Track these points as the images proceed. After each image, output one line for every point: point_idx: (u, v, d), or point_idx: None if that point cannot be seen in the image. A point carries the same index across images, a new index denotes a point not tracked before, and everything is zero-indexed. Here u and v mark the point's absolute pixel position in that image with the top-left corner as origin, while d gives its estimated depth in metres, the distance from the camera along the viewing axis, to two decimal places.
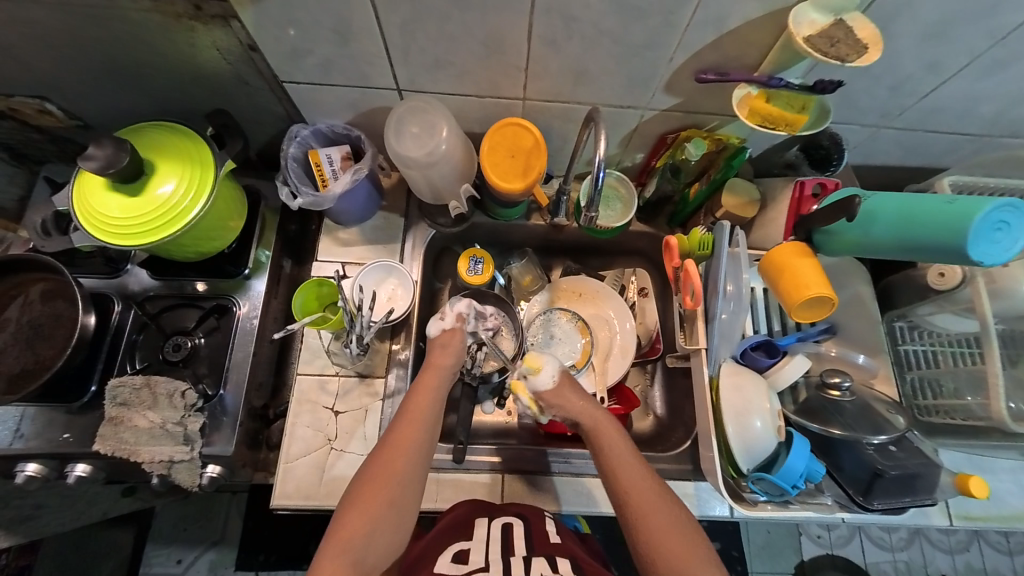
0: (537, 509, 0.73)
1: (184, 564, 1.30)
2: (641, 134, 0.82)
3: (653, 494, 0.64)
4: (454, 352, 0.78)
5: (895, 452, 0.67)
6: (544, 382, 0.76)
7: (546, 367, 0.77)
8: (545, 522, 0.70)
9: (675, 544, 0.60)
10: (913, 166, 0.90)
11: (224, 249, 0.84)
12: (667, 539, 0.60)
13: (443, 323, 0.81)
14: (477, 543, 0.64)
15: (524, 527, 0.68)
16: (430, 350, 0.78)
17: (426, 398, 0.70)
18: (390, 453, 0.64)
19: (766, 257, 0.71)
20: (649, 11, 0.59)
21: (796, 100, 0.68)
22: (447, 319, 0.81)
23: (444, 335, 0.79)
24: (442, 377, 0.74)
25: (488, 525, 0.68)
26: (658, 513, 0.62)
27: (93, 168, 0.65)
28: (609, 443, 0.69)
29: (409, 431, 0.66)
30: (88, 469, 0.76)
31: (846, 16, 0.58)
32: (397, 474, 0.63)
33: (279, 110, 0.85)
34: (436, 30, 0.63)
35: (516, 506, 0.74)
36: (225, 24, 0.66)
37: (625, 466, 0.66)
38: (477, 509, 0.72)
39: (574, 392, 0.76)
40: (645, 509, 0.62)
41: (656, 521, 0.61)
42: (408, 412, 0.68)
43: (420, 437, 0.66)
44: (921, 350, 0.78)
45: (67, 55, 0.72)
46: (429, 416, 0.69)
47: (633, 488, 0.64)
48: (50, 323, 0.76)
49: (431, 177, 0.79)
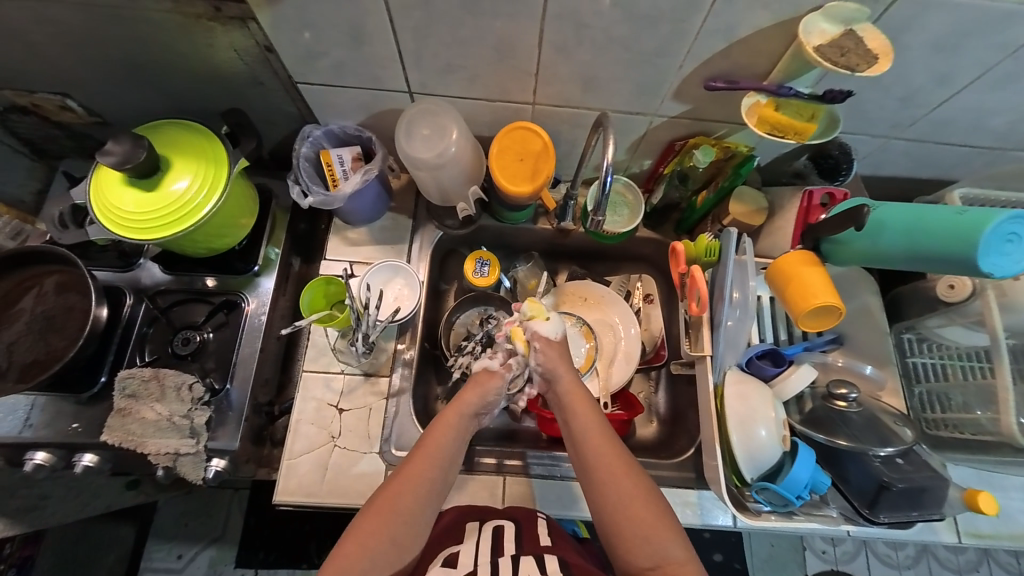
0: (529, 512, 0.74)
1: (184, 560, 1.31)
2: (649, 140, 0.83)
3: (620, 465, 0.63)
4: (482, 398, 0.72)
5: (902, 465, 0.65)
6: (548, 330, 0.74)
7: (553, 319, 0.76)
8: (537, 524, 0.71)
9: (639, 515, 0.59)
10: (923, 178, 0.89)
11: (235, 246, 0.86)
12: (633, 512, 0.60)
13: (489, 362, 0.75)
14: (466, 544, 0.65)
15: (514, 528, 0.68)
16: (468, 384, 0.73)
17: (446, 433, 0.67)
18: (393, 490, 0.62)
19: (773, 265, 0.70)
20: (659, 20, 0.59)
21: (804, 110, 0.68)
22: (497, 358, 0.75)
23: (484, 372, 0.74)
24: (462, 405, 0.70)
25: (479, 528, 0.68)
26: (624, 485, 0.61)
27: (110, 163, 0.66)
28: (579, 418, 0.68)
29: (419, 469, 0.64)
30: (95, 459, 0.77)
31: (857, 26, 0.58)
32: (402, 512, 0.61)
33: (293, 110, 0.86)
34: (448, 35, 0.64)
35: (509, 509, 0.75)
36: (243, 26, 0.68)
37: (594, 439, 0.66)
38: (467, 514, 0.73)
39: (562, 358, 0.74)
40: (611, 481, 0.62)
41: (621, 492, 0.61)
42: (422, 448, 0.66)
43: (430, 477, 0.64)
44: (930, 362, 0.76)
45: (90, 54, 0.74)
46: (444, 455, 0.66)
47: (600, 463, 0.63)
48: (63, 315, 0.77)
49: (440, 179, 0.80)
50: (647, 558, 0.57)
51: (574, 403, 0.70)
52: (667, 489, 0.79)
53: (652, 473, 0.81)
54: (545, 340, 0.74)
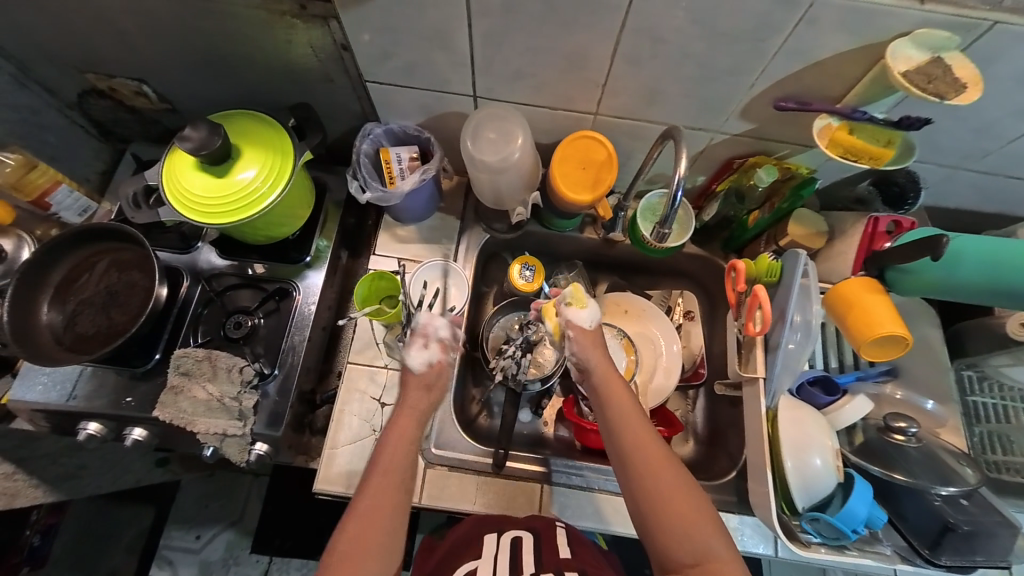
0: (548, 521, 0.73)
1: (201, 540, 1.32)
2: (706, 157, 0.82)
3: (659, 458, 0.61)
4: (434, 398, 0.72)
5: (966, 505, 0.63)
6: (584, 319, 0.75)
7: (591, 307, 0.76)
8: (556, 535, 0.70)
9: (681, 510, 0.57)
10: (987, 212, 0.86)
11: (290, 236, 0.88)
12: (673, 506, 0.58)
13: (428, 358, 0.73)
14: (486, 560, 0.64)
15: (533, 541, 0.68)
16: (405, 389, 0.72)
17: (401, 442, 0.65)
18: (373, 510, 0.58)
19: (833, 289, 0.69)
20: (738, 38, 0.59)
21: (879, 135, 0.67)
22: (430, 351, 0.73)
23: (430, 370, 0.73)
24: (423, 410, 0.70)
25: (498, 540, 0.67)
26: (663, 477, 0.60)
27: (187, 149, 0.69)
28: (617, 407, 0.67)
29: (384, 482, 0.61)
30: (144, 434, 0.80)
31: (945, 54, 0.56)
32: (389, 527, 0.58)
33: (356, 107, 0.88)
34: (522, 43, 0.65)
35: (527, 519, 0.74)
36: (325, 24, 0.70)
37: (632, 428, 0.64)
38: (485, 524, 0.72)
39: (599, 345, 0.74)
40: (650, 472, 0.60)
41: (658, 484, 0.59)
42: (381, 459, 0.63)
43: (395, 493, 0.60)
44: (992, 403, 0.74)
45: (175, 43, 0.77)
46: (401, 461, 0.63)
47: (635, 444, 0.63)
48: (125, 291, 0.81)
49: (497, 183, 0.80)
50: (688, 555, 0.56)
51: (613, 394, 0.69)
52: None
53: None
54: (579, 329, 0.74)
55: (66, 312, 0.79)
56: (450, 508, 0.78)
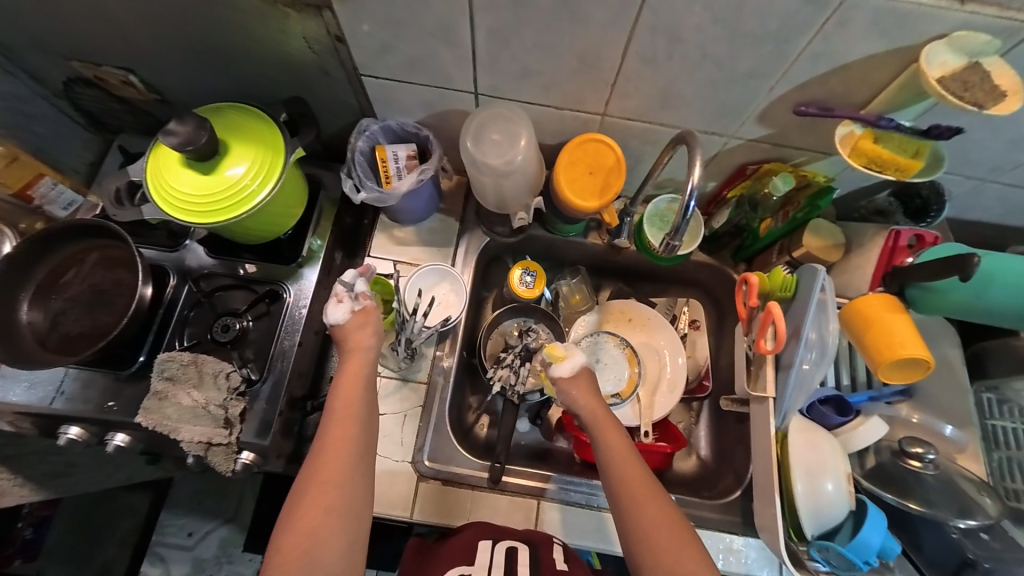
0: (545, 536, 0.70)
1: (195, 537, 1.25)
2: (720, 162, 0.78)
3: (643, 482, 0.59)
4: (377, 330, 0.70)
5: (988, 540, 0.61)
6: (565, 373, 0.67)
7: (573, 357, 0.68)
8: (553, 550, 0.67)
9: (661, 538, 0.55)
10: (1012, 226, 0.83)
11: (282, 234, 0.85)
12: (655, 534, 0.56)
13: (350, 308, 0.69)
14: (480, 569, 0.61)
15: (529, 553, 0.65)
16: (343, 342, 0.68)
17: (352, 407, 0.62)
18: (296, 545, 0.53)
19: (850, 306, 0.65)
20: (760, 39, 0.55)
21: (906, 145, 0.63)
22: (350, 303, 0.69)
23: (354, 319, 0.69)
24: (360, 408, 0.63)
25: (493, 549, 0.64)
26: (652, 514, 0.57)
27: (173, 144, 0.65)
28: (602, 429, 0.64)
29: (335, 454, 0.58)
30: (127, 440, 0.77)
31: (984, 60, 0.53)
32: (317, 567, 0.53)
33: (354, 103, 0.84)
34: (531, 39, 0.61)
35: (523, 531, 0.71)
36: (320, 15, 0.65)
37: (615, 448, 0.62)
38: (484, 531, 0.68)
39: (588, 386, 0.68)
40: (636, 509, 0.57)
41: (644, 519, 0.57)
42: (331, 430, 0.61)
43: (350, 468, 0.58)
44: (1012, 428, 0.70)
45: (165, 33, 0.73)
46: (354, 429, 0.61)
47: (618, 463, 0.61)
48: (111, 290, 0.78)
49: (501, 187, 0.77)
50: None
51: (601, 423, 0.65)
52: (708, 532, 0.75)
53: (693, 512, 0.76)
54: (568, 381, 0.67)
55: (48, 311, 0.76)
56: (442, 524, 0.75)
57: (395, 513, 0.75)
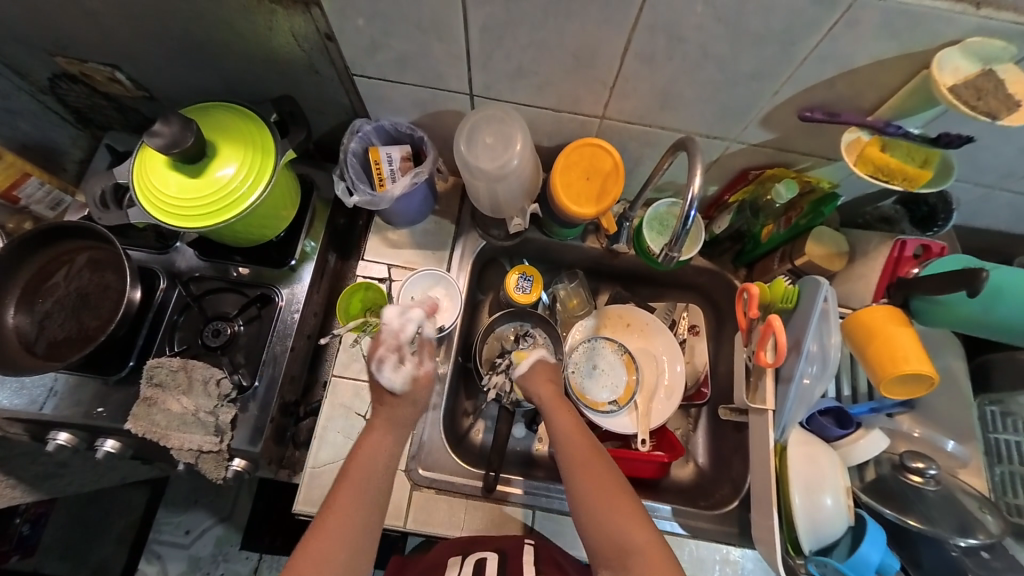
0: (517, 541, 0.69)
1: (191, 535, 1.24)
2: (721, 165, 0.76)
3: (590, 454, 0.65)
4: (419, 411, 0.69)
5: (988, 559, 0.60)
6: (522, 370, 0.76)
7: (529, 357, 0.77)
8: (523, 553, 0.66)
9: (601, 500, 0.61)
10: (1020, 233, 0.81)
11: (273, 237, 0.83)
12: (596, 498, 0.62)
13: (409, 374, 0.67)
14: None
15: (498, 561, 0.64)
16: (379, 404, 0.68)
17: (375, 457, 0.63)
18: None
19: (853, 318, 0.64)
20: (765, 39, 0.53)
21: (915, 152, 0.61)
22: (408, 369, 0.67)
23: (415, 386, 0.68)
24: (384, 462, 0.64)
25: (461, 563, 0.64)
26: (593, 480, 0.63)
27: (158, 145, 0.63)
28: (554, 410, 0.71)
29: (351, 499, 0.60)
30: (117, 446, 0.76)
31: (999, 66, 0.50)
32: None
33: (346, 101, 0.82)
34: (526, 37, 0.59)
35: (499, 538, 0.71)
36: (307, 11, 0.63)
37: (565, 427, 0.69)
38: (455, 548, 0.68)
39: (546, 376, 0.75)
40: (576, 477, 0.64)
41: (586, 485, 0.63)
42: (351, 475, 0.62)
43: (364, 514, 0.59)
44: (1016, 442, 0.69)
45: (148, 28, 0.71)
46: (372, 477, 0.62)
47: (567, 439, 0.67)
48: (98, 293, 0.77)
49: (496, 191, 0.75)
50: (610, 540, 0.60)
51: (555, 405, 0.71)
52: (705, 543, 0.74)
53: (690, 523, 0.75)
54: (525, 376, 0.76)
55: (34, 315, 0.75)
56: (438, 534, 0.74)
57: (389, 522, 0.74)
